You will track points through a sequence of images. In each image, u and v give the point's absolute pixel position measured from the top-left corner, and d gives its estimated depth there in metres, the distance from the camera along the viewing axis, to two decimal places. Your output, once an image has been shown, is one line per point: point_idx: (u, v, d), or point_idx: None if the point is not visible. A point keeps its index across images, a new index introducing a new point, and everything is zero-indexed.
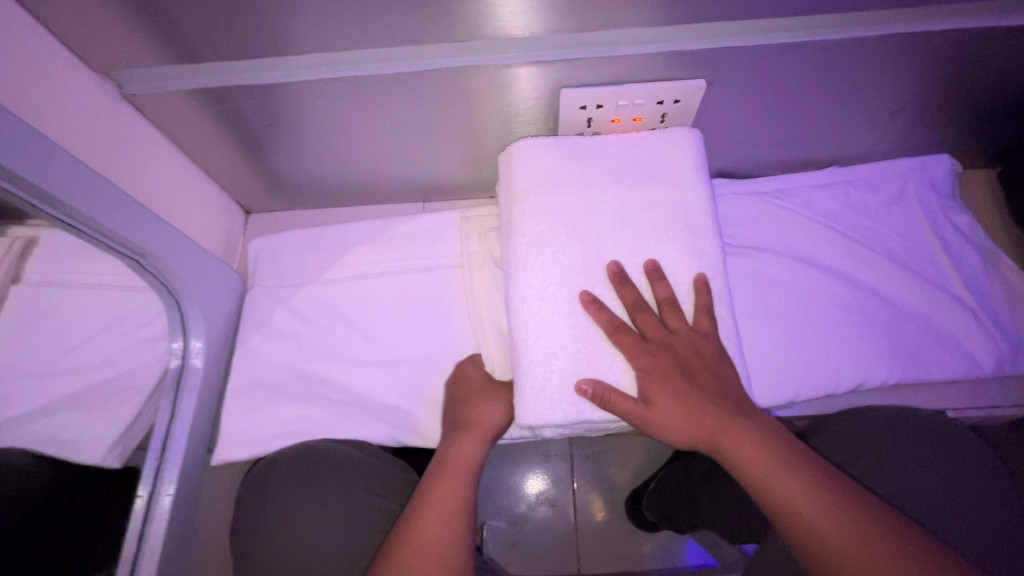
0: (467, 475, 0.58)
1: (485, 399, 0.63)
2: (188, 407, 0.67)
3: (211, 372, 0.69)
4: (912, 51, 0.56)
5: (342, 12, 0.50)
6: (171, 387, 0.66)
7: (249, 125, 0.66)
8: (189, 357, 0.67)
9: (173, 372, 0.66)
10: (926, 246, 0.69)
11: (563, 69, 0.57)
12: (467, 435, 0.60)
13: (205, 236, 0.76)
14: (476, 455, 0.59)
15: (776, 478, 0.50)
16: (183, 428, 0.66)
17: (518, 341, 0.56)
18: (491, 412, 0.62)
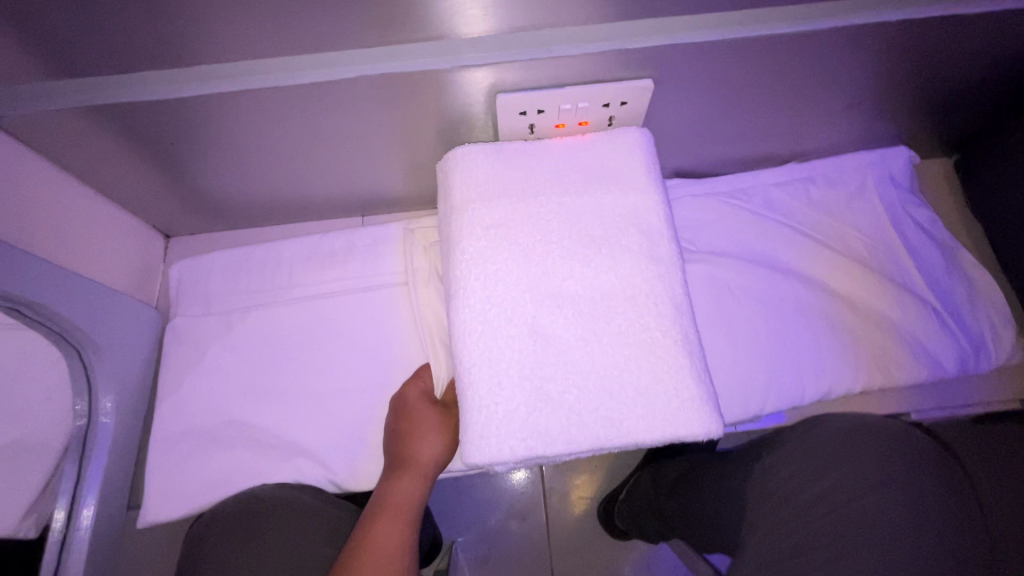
0: (409, 516, 0.51)
1: (423, 429, 0.55)
2: (98, 469, 0.57)
3: (123, 426, 0.59)
4: (864, 42, 0.53)
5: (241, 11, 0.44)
6: (76, 449, 0.55)
7: (152, 142, 0.58)
8: (97, 414, 0.56)
9: (79, 432, 0.55)
10: (886, 243, 0.67)
11: (499, 72, 0.52)
12: (405, 475, 0.53)
13: (113, 268, 0.67)
14: (416, 496, 0.53)
15: None
16: (92, 491, 0.56)
17: (461, 372, 0.50)
18: (431, 445, 0.55)
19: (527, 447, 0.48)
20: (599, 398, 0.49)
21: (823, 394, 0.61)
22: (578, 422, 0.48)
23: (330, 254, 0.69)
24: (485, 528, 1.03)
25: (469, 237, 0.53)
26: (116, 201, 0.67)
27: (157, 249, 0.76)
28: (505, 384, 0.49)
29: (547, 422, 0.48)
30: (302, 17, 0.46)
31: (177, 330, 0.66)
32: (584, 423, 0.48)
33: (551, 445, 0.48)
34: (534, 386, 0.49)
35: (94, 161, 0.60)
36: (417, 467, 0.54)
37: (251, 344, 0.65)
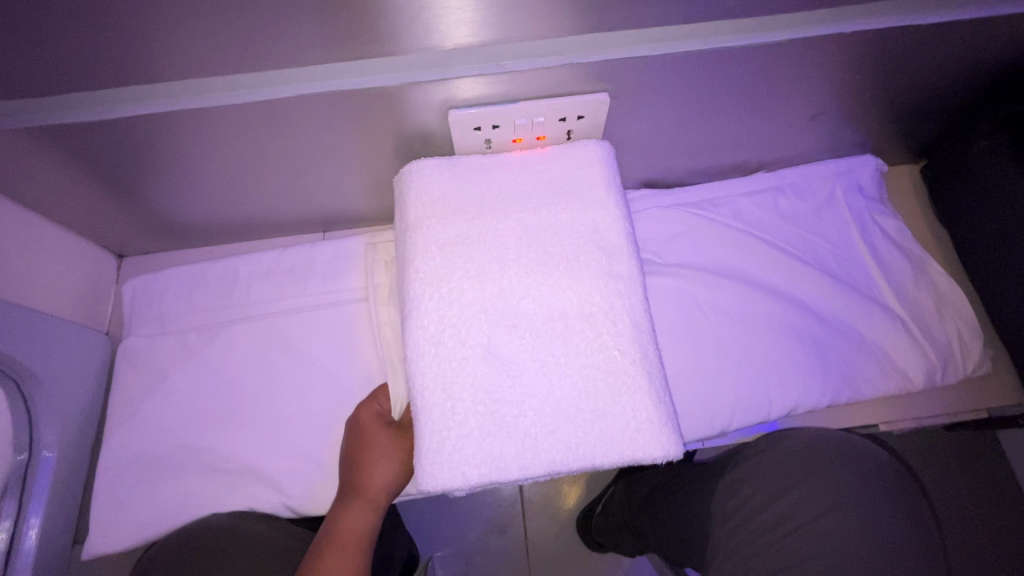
0: (360, 547, 0.50)
1: (376, 454, 0.54)
2: (39, 504, 0.54)
3: (67, 455, 0.57)
4: (822, 53, 0.53)
5: (168, 28, 0.42)
6: (17, 485, 0.53)
7: (90, 163, 0.56)
8: (39, 446, 0.54)
9: (19, 468, 0.53)
10: (853, 253, 0.67)
11: (448, 88, 0.51)
12: (356, 501, 0.52)
13: (59, 290, 0.65)
14: (368, 523, 0.51)
15: None
16: (34, 527, 0.54)
17: (413, 397, 0.48)
18: (385, 470, 0.53)
19: (480, 473, 0.46)
20: (556, 421, 0.47)
21: (791, 409, 0.61)
22: (533, 445, 0.47)
23: (286, 273, 0.67)
24: (461, 544, 1.01)
25: (425, 256, 0.51)
26: (63, 222, 0.65)
27: (110, 269, 0.74)
28: (457, 408, 0.47)
29: (502, 447, 0.46)
30: (237, 37, 0.44)
31: (129, 355, 0.63)
32: (539, 446, 0.47)
33: (505, 470, 0.46)
34: (488, 408, 0.47)
35: (33, 182, 0.57)
36: (369, 494, 0.53)
37: (204, 369, 0.62)
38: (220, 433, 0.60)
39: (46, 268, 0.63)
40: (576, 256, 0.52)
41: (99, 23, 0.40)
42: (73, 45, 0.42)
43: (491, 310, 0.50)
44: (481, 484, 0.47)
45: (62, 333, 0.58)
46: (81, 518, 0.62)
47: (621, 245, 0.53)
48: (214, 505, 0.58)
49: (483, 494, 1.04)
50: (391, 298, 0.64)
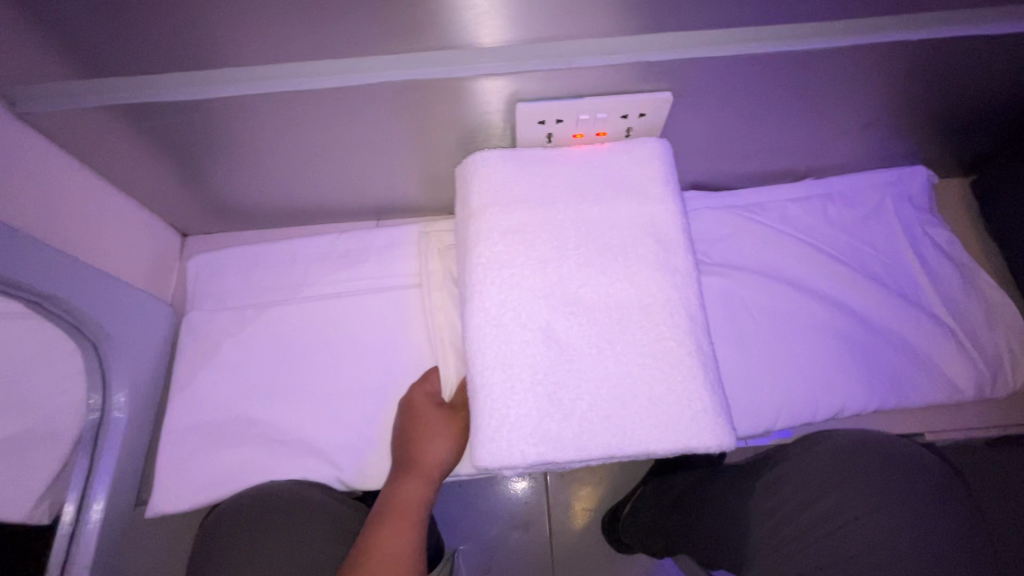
0: (416, 519, 0.52)
1: (431, 432, 0.55)
2: (109, 464, 0.58)
3: (136, 419, 0.61)
4: (884, 61, 0.53)
5: (264, 16, 0.44)
6: (89, 442, 0.57)
7: (172, 142, 0.59)
8: (111, 408, 0.58)
9: (91, 426, 0.57)
10: (902, 262, 0.67)
11: (517, 82, 0.52)
12: (412, 475, 0.54)
13: (130, 263, 0.68)
14: (424, 496, 0.53)
15: None
16: (104, 486, 0.58)
17: (473, 376, 0.50)
18: (439, 447, 0.55)
19: (536, 452, 0.47)
20: (612, 407, 0.48)
21: (836, 413, 0.61)
22: (590, 428, 0.48)
23: (343, 257, 0.69)
24: (487, 536, 1.02)
25: (488, 242, 0.53)
26: (138, 198, 0.69)
27: (173, 246, 0.78)
28: (515, 388, 0.49)
29: (559, 428, 0.48)
30: (323, 25, 0.45)
31: (191, 328, 0.66)
32: (595, 430, 0.48)
33: (562, 451, 0.48)
34: (545, 390, 0.48)
35: (117, 157, 0.61)
36: (424, 469, 0.54)
37: (263, 344, 0.65)
38: (276, 406, 0.62)
39: (119, 242, 0.66)
40: (633, 249, 0.53)
41: (203, 9, 0.43)
42: (177, 31, 0.45)
43: (551, 297, 0.51)
44: (537, 463, 0.48)
45: (136, 304, 0.61)
46: (145, 478, 0.66)
47: (678, 240, 0.54)
48: (269, 473, 0.60)
49: (509, 489, 1.04)
50: (444, 284, 0.66)
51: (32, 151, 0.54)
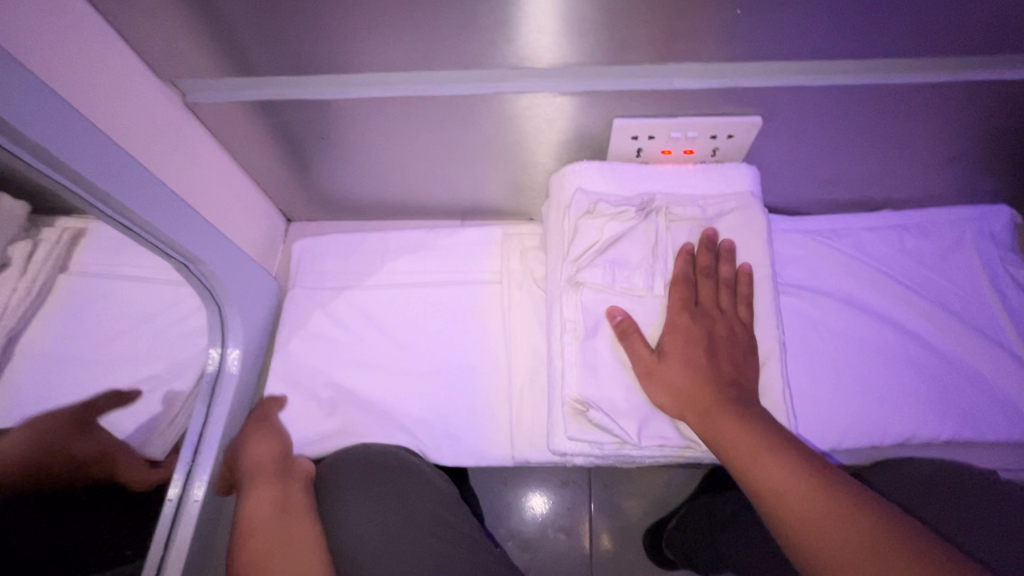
0: (276, 515, 0.58)
1: (256, 439, 0.66)
2: (221, 411, 0.69)
3: (244, 379, 0.72)
4: (971, 99, 0.55)
5: (404, 34, 0.50)
6: (206, 392, 0.69)
7: (297, 138, 0.66)
8: (225, 363, 0.70)
9: (210, 377, 0.69)
10: (981, 299, 0.68)
11: (616, 100, 0.57)
12: (257, 484, 0.61)
13: (246, 241, 0.76)
14: (272, 537, 0.56)
15: (752, 458, 0.47)
16: (216, 432, 0.69)
17: (570, 371, 0.56)
18: (262, 450, 0.65)
19: (594, 401, 0.55)
20: None
21: (904, 439, 0.62)
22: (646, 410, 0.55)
23: (430, 250, 0.75)
24: (528, 536, 1.04)
25: (588, 242, 0.59)
26: (260, 183, 0.78)
27: (280, 230, 0.87)
28: (593, 358, 0.57)
29: (617, 394, 0.55)
30: (451, 42, 0.51)
31: (294, 302, 0.73)
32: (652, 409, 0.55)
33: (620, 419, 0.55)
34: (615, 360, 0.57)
35: (249, 146, 0.69)
36: (262, 472, 0.62)
37: (360, 320, 0.72)
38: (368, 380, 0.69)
39: (242, 223, 0.75)
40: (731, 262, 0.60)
41: (354, 27, 0.49)
42: (324, 43, 0.52)
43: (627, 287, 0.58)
44: (595, 421, 0.55)
45: (250, 274, 0.71)
46: None
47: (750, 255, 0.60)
48: (361, 435, 0.68)
49: (554, 493, 1.06)
50: (524, 282, 0.71)
51: (188, 136, 0.62)
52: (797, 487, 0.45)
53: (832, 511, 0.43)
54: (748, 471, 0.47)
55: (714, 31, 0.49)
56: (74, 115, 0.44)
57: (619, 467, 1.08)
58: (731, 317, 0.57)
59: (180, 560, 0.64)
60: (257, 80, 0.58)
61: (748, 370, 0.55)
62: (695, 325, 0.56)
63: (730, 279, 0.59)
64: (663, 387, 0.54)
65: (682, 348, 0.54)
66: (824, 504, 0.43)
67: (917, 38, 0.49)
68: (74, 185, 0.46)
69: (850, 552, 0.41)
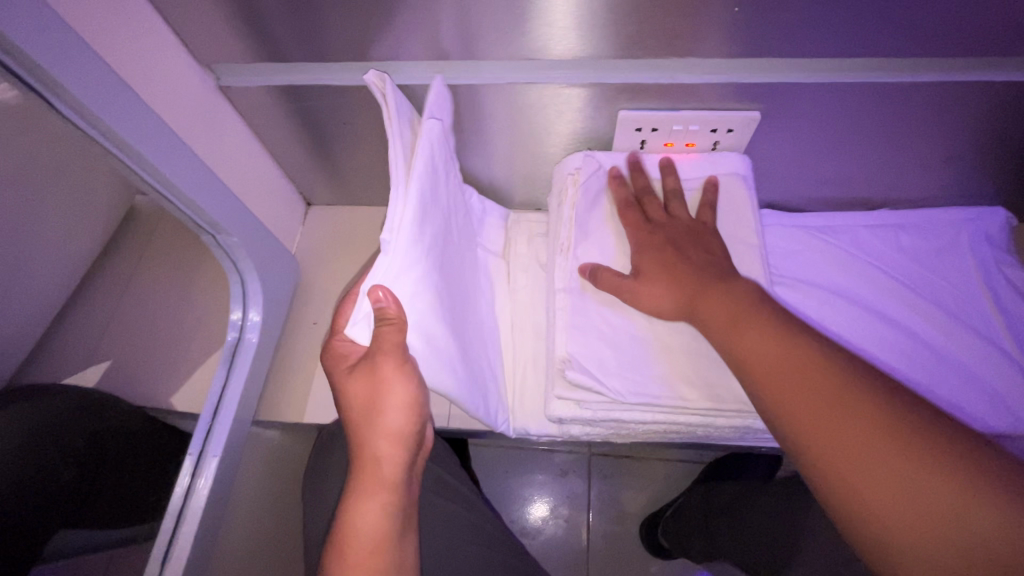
0: (376, 536, 0.55)
1: (386, 398, 0.54)
2: (239, 377, 0.71)
3: (263, 347, 0.75)
4: (962, 100, 0.58)
5: (425, 25, 0.54)
6: (226, 357, 0.71)
7: (322, 123, 0.70)
8: (245, 331, 0.72)
9: (231, 344, 0.72)
10: (974, 296, 0.70)
11: (622, 92, 0.60)
12: (366, 491, 0.56)
13: (268, 220, 0.81)
14: (373, 549, 0.54)
15: (801, 396, 0.45)
16: (234, 395, 0.70)
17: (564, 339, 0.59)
18: (394, 421, 0.56)
19: (575, 359, 0.57)
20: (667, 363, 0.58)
21: None
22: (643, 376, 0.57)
23: None
24: (527, 523, 1.06)
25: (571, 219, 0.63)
26: (283, 166, 0.82)
27: (300, 213, 0.91)
28: (587, 327, 0.59)
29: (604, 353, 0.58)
30: (467, 33, 0.55)
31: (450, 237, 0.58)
32: (646, 375, 0.57)
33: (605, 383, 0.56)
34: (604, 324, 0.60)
35: (274, 129, 0.73)
36: (377, 471, 0.56)
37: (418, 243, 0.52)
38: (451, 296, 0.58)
39: (265, 204, 0.80)
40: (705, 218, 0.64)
41: (379, 18, 0.53)
42: (350, 32, 0.56)
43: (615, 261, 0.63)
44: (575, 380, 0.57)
45: (272, 250, 0.75)
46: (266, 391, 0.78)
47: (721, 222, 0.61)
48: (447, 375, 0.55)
49: (554, 482, 1.09)
50: (530, 267, 0.74)
51: (221, 117, 0.67)
52: (856, 428, 0.41)
53: (900, 458, 0.39)
54: (793, 413, 0.45)
55: (712, 28, 0.52)
56: (120, 85, 0.48)
57: (618, 458, 1.10)
58: (687, 219, 0.63)
59: (199, 509, 0.64)
60: (286, 65, 0.62)
61: (715, 247, 0.60)
62: (657, 235, 0.61)
63: (676, 189, 0.65)
64: (642, 291, 0.58)
65: (654, 256, 0.60)
66: (892, 445, 0.40)
67: (909, 39, 0.52)
68: (109, 145, 0.49)
69: (904, 502, 0.38)
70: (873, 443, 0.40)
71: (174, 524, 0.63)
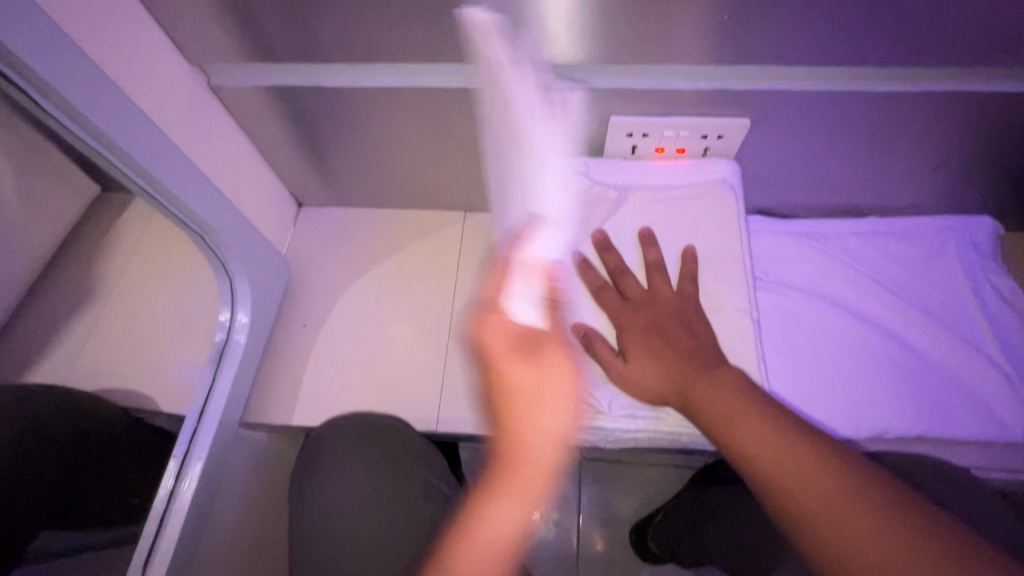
0: (505, 541, 0.48)
1: (545, 393, 0.53)
2: (225, 377, 0.71)
3: (251, 349, 0.74)
4: (950, 109, 0.58)
5: (417, 27, 0.54)
6: (214, 357, 0.72)
7: (315, 125, 0.70)
8: (233, 331, 0.73)
9: (218, 345, 0.72)
10: (962, 305, 0.71)
11: (613, 97, 0.60)
12: (507, 496, 0.49)
13: (260, 222, 0.81)
14: (506, 551, 0.48)
15: (739, 418, 0.48)
16: (220, 396, 0.70)
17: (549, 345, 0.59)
18: (556, 417, 0.53)
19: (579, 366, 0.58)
20: None
21: (879, 434, 0.64)
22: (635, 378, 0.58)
23: None
24: None
25: None
26: (275, 167, 0.82)
27: (292, 214, 0.91)
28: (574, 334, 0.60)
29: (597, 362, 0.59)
30: (458, 35, 0.55)
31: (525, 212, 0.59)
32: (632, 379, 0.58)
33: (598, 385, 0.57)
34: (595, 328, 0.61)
35: (266, 129, 0.73)
36: (532, 470, 0.50)
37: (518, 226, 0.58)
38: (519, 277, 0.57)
39: (256, 204, 0.79)
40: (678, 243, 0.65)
41: (373, 21, 0.53)
42: (343, 33, 0.55)
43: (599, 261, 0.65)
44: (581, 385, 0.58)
45: (263, 250, 0.75)
46: (252, 397, 0.79)
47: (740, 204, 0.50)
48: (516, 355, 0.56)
49: None
50: None
51: (213, 116, 0.66)
52: (778, 446, 0.45)
53: (819, 474, 0.42)
54: (733, 432, 0.47)
55: (706, 33, 0.52)
56: (107, 82, 0.47)
57: (609, 464, 1.10)
58: (668, 295, 0.60)
59: (182, 512, 0.64)
60: (278, 65, 0.62)
61: (700, 325, 0.58)
62: (636, 319, 0.59)
63: (622, 265, 0.63)
64: (631, 372, 0.56)
65: (640, 341, 0.57)
66: (815, 467, 0.43)
67: (897, 47, 0.52)
68: (93, 141, 0.48)
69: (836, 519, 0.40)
70: (795, 463, 0.43)
71: (157, 528, 0.63)
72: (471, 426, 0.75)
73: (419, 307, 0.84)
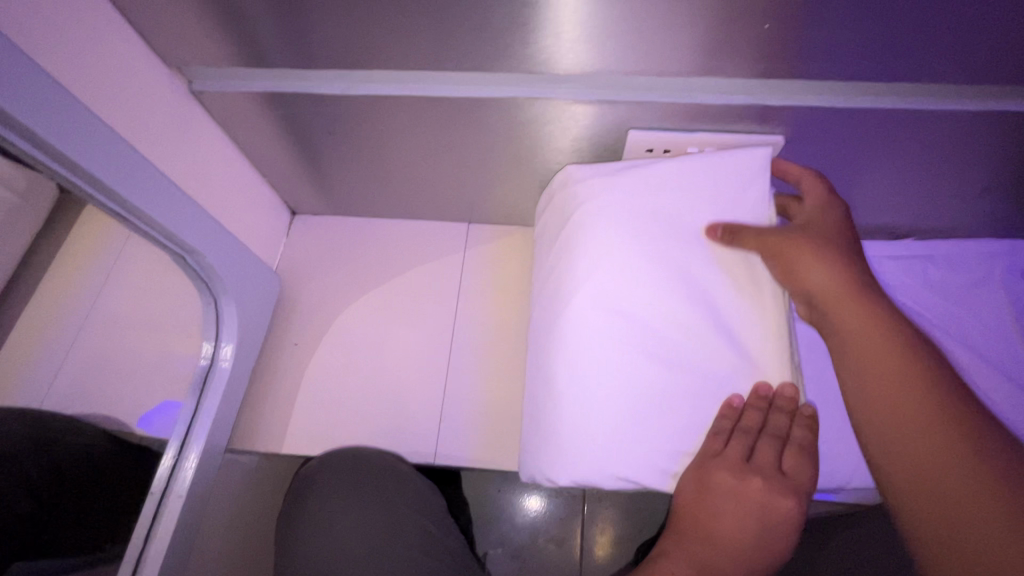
0: None
1: (785, 529, 0.47)
2: (210, 406, 0.67)
3: (238, 373, 0.70)
4: (1008, 132, 0.52)
5: (415, 33, 0.48)
6: (197, 385, 0.67)
7: (307, 132, 0.65)
8: (217, 359, 0.68)
9: (201, 372, 0.68)
10: (1011, 339, 0.64)
11: (632, 111, 0.55)
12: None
13: (249, 235, 0.76)
14: None
15: (883, 363, 0.44)
16: (203, 429, 0.66)
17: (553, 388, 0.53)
18: (775, 544, 0.47)
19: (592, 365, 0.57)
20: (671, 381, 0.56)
21: None
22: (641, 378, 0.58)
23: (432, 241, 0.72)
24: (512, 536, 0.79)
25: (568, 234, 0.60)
26: (265, 174, 0.76)
27: (284, 222, 0.86)
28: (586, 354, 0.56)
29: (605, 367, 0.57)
30: (463, 43, 0.49)
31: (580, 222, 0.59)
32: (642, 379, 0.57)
33: (617, 453, 0.48)
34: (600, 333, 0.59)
35: (253, 136, 0.67)
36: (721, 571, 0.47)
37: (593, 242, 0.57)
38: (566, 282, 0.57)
39: (245, 214, 0.74)
40: None
41: (366, 28, 0.48)
42: (336, 39, 0.50)
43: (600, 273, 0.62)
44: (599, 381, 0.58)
45: (250, 268, 0.70)
46: (237, 425, 0.75)
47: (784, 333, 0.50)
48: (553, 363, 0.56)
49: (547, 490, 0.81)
50: None
51: (195, 123, 0.61)
52: (918, 404, 0.42)
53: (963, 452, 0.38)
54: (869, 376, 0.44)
55: (741, 47, 0.46)
56: (70, 97, 0.42)
57: None
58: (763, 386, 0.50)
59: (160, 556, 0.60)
60: (263, 71, 0.57)
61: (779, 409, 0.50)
62: None
63: None
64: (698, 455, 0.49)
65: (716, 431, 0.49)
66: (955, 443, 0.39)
67: (955, 66, 0.46)
68: (56, 165, 0.43)
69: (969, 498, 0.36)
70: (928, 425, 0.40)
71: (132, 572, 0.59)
72: (472, 459, 0.71)
73: (420, 325, 0.79)
